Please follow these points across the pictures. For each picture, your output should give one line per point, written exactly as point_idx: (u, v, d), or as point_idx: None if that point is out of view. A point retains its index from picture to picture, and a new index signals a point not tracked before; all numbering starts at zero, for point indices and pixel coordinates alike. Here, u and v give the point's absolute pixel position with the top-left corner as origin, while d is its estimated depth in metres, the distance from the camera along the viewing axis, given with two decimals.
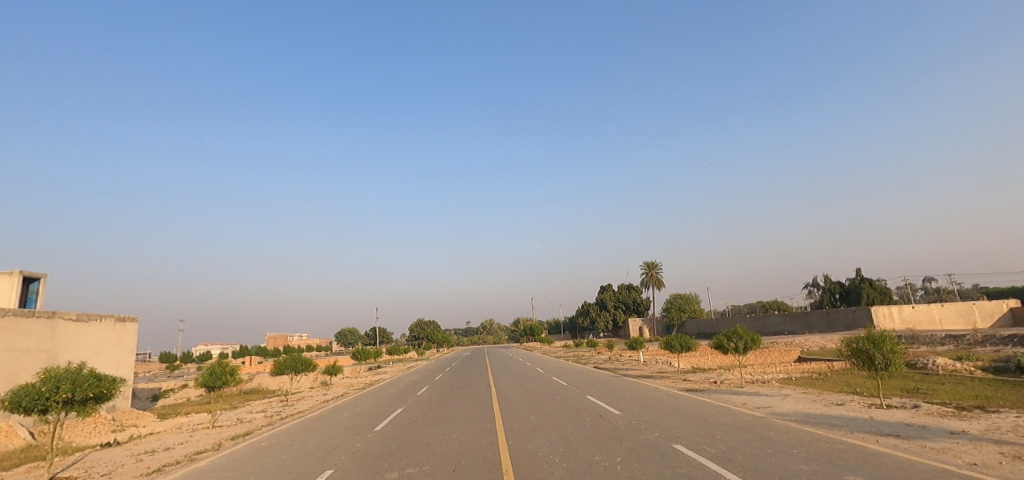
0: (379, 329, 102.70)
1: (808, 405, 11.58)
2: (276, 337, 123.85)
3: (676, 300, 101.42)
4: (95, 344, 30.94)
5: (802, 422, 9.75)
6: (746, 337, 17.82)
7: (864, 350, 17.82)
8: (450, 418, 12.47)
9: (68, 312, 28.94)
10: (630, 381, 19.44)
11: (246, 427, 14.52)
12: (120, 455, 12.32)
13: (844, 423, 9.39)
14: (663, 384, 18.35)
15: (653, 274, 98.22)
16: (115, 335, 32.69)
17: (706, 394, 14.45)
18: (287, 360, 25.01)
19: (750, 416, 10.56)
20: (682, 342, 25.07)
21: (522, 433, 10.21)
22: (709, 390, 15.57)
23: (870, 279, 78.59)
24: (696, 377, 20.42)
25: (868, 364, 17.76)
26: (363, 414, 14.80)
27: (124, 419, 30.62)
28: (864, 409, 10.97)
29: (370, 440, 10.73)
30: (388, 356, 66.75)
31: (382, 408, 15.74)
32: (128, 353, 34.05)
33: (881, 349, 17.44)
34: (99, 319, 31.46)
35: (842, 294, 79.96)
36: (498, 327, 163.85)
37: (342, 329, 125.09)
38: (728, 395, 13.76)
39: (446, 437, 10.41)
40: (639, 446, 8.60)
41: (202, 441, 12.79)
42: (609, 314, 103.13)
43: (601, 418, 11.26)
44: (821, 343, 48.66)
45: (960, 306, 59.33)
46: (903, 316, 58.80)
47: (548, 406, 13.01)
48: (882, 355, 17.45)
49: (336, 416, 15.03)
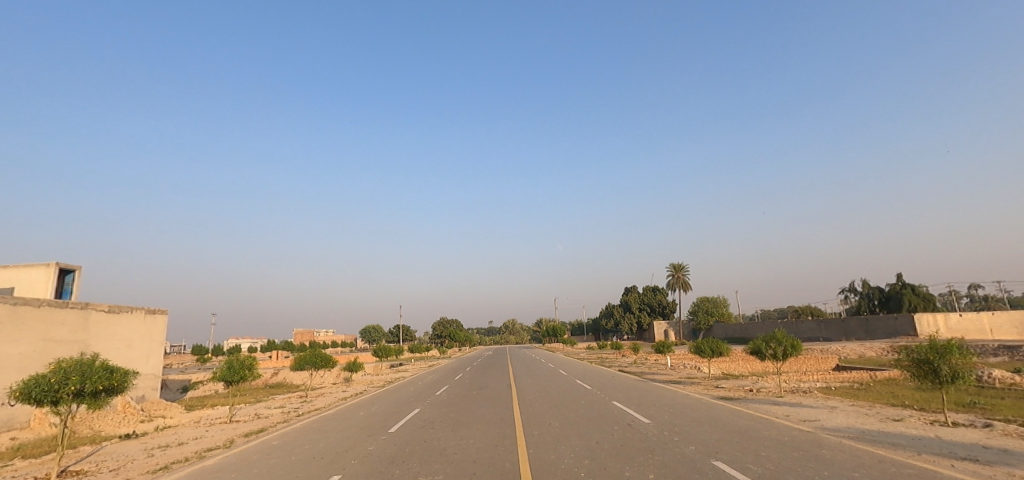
0: (403, 327, 103.23)
1: (860, 419, 10.53)
2: (304, 332, 126.00)
3: (704, 303, 98.90)
4: (126, 335, 31.41)
5: (858, 439, 8.78)
6: (785, 343, 16.60)
7: (927, 359, 16.28)
8: (468, 421, 11.84)
9: (101, 303, 29.45)
10: (659, 387, 18.49)
11: (261, 423, 14.15)
12: (132, 449, 12.03)
13: (908, 443, 8.39)
14: (695, 390, 17.34)
15: (681, 277, 96.09)
16: (145, 327, 33.20)
17: (743, 403, 13.45)
18: (308, 355, 24.82)
19: (797, 430, 9.61)
20: (714, 347, 23.89)
21: (546, 441, 9.48)
22: (745, 399, 14.57)
23: (912, 285, 75.07)
24: (729, 384, 19.30)
25: (930, 376, 16.21)
26: (380, 414, 14.29)
27: (151, 410, 31.01)
28: (926, 426, 9.89)
29: (384, 443, 10.17)
30: (411, 354, 66.79)
31: (400, 408, 15.19)
32: (157, 345, 34.56)
33: (947, 360, 15.86)
34: (130, 311, 31.93)
35: (881, 300, 76.64)
36: (521, 328, 163.14)
37: (368, 326, 126.34)
38: (767, 406, 12.75)
39: (463, 443, 9.75)
40: (674, 460, 7.80)
41: (215, 437, 12.43)
42: (634, 317, 101.44)
43: (630, 427, 10.46)
44: (859, 352, 46.46)
45: (1011, 315, 56.02)
46: (948, 324, 55.82)
47: (572, 412, 12.24)
48: (948, 366, 15.89)
49: (353, 415, 14.57)
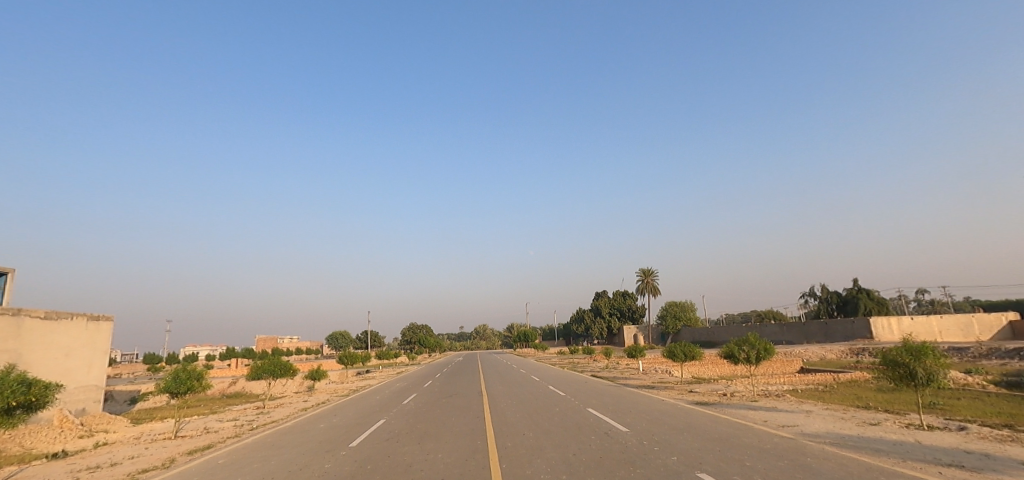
0: (370, 332, 100.98)
1: (838, 424, 10.33)
2: (265, 339, 121.88)
3: (671, 308, 100.29)
4: (65, 344, 29.33)
5: (841, 445, 8.49)
6: (757, 347, 16.50)
7: (901, 362, 14.64)
8: (436, 432, 11.15)
9: (36, 309, 27.40)
10: (632, 392, 18.18)
11: (210, 439, 13.08)
12: (57, 472, 10.82)
13: (891, 448, 8.14)
14: (669, 395, 17.06)
15: (649, 281, 97.16)
16: (87, 334, 31.10)
17: (719, 409, 13.17)
18: (266, 364, 23.52)
19: (778, 437, 9.29)
20: (686, 350, 23.78)
21: (518, 454, 8.88)
22: (720, 403, 14.34)
23: (868, 289, 77.78)
24: (701, 388, 19.13)
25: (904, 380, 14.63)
26: (341, 426, 13.41)
27: (93, 424, 28.99)
28: (904, 430, 9.74)
29: (343, 460, 9.37)
30: (377, 361, 65.19)
31: (362, 419, 14.33)
32: (101, 354, 32.45)
33: (923, 363, 14.27)
34: (69, 318, 29.88)
35: (839, 303, 79.22)
36: (491, 333, 162.18)
37: (333, 332, 123.19)
38: (743, 411, 12.51)
39: (430, 457, 9.06)
40: (655, 471, 7.35)
41: (154, 456, 11.33)
42: (603, 321, 102.02)
43: (607, 437, 9.98)
44: (820, 354, 47.61)
45: (960, 318, 58.58)
46: (902, 327, 57.95)
47: (546, 421, 11.69)
48: (924, 369, 14.29)
49: (312, 427, 13.65)
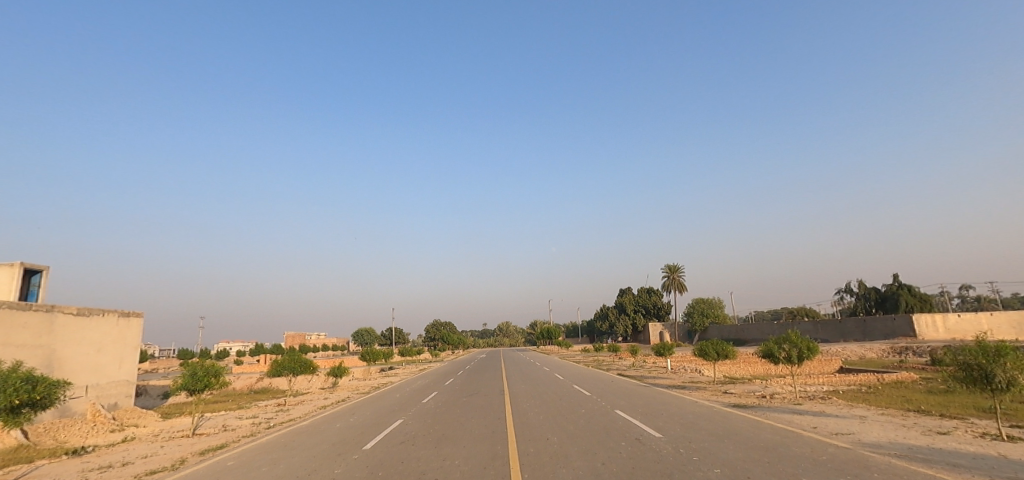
0: (395, 329, 101.56)
1: (899, 432, 9.27)
2: (295, 335, 123.99)
3: (700, 304, 98.00)
4: (96, 340, 29.81)
5: (910, 458, 7.50)
6: (799, 346, 15.25)
7: (974, 364, 12.87)
8: (455, 435, 10.50)
9: (68, 305, 27.88)
10: (662, 392, 17.24)
11: (224, 438, 12.73)
12: (69, 471, 10.58)
13: (970, 462, 7.12)
14: (702, 396, 16.07)
15: (676, 278, 95.06)
16: (118, 330, 31.59)
17: (760, 413, 12.16)
18: (287, 361, 23.28)
19: (832, 447, 8.32)
20: (719, 349, 22.58)
21: (543, 461, 8.16)
22: (760, 406, 13.33)
23: (909, 285, 74.36)
24: (737, 389, 18.03)
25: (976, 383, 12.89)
26: (358, 426, 12.90)
27: (124, 419, 29.41)
28: (978, 440, 8.65)
29: (355, 465, 8.78)
30: (402, 358, 65.34)
31: (380, 418, 13.78)
32: (132, 349, 32.98)
33: (1002, 365, 12.49)
34: (101, 314, 30.38)
35: (878, 300, 76.02)
36: (516, 331, 161.60)
37: (359, 329, 124.46)
38: (788, 415, 11.50)
39: (445, 464, 8.39)
40: None
41: (166, 456, 11.00)
42: (629, 318, 100.40)
43: (638, 443, 9.17)
44: (859, 353, 45.49)
45: (1011, 315, 55.42)
46: (947, 325, 55.14)
47: (572, 424, 10.92)
48: (1002, 372, 12.51)
49: (328, 426, 13.18)
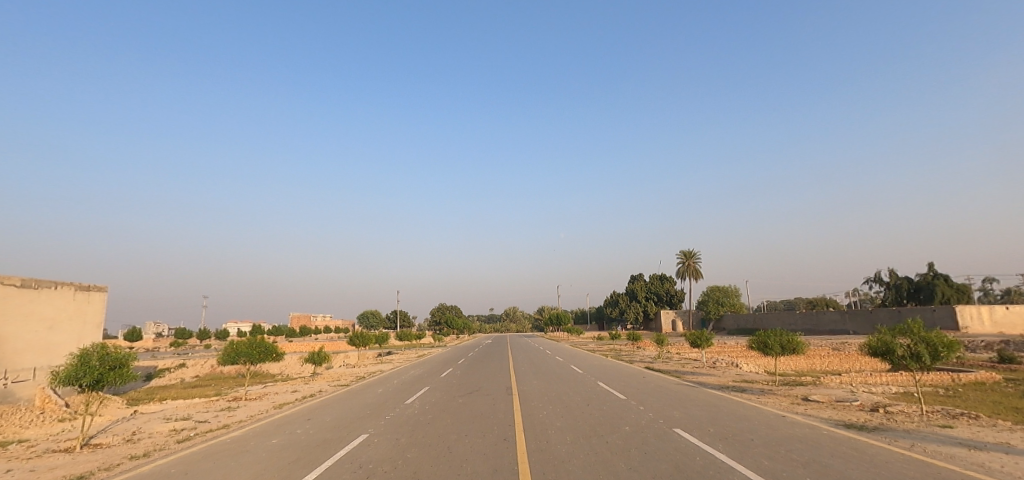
0: (398, 314, 98.41)
1: None
2: (298, 318, 121.01)
3: (715, 292, 93.58)
4: (47, 315, 26.19)
5: None
6: (931, 341, 10.94)
7: None
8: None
9: (10, 276, 24.21)
10: (721, 398, 13.08)
11: (100, 460, 8.72)
12: None
13: None
14: (780, 406, 11.85)
15: (691, 264, 90.48)
16: (74, 306, 28.02)
17: (905, 441, 7.94)
18: (245, 346, 19.36)
19: None
20: (783, 342, 18.40)
21: None
22: (886, 429, 9.07)
23: (944, 275, 69.40)
24: (818, 395, 13.90)
25: None
26: (298, 445, 8.85)
27: (79, 405, 25.83)
28: None
29: None
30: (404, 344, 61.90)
31: (336, 432, 9.69)
32: (92, 328, 29.35)
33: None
34: (53, 287, 26.79)
35: (911, 291, 71.13)
36: (523, 317, 158.53)
37: (364, 312, 121.50)
38: (963, 452, 7.24)
39: None
40: None
41: None
42: (640, 305, 96.29)
43: None
44: None
45: None
46: (994, 318, 50.28)
47: (624, 462, 6.76)
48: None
49: (256, 443, 9.11)
